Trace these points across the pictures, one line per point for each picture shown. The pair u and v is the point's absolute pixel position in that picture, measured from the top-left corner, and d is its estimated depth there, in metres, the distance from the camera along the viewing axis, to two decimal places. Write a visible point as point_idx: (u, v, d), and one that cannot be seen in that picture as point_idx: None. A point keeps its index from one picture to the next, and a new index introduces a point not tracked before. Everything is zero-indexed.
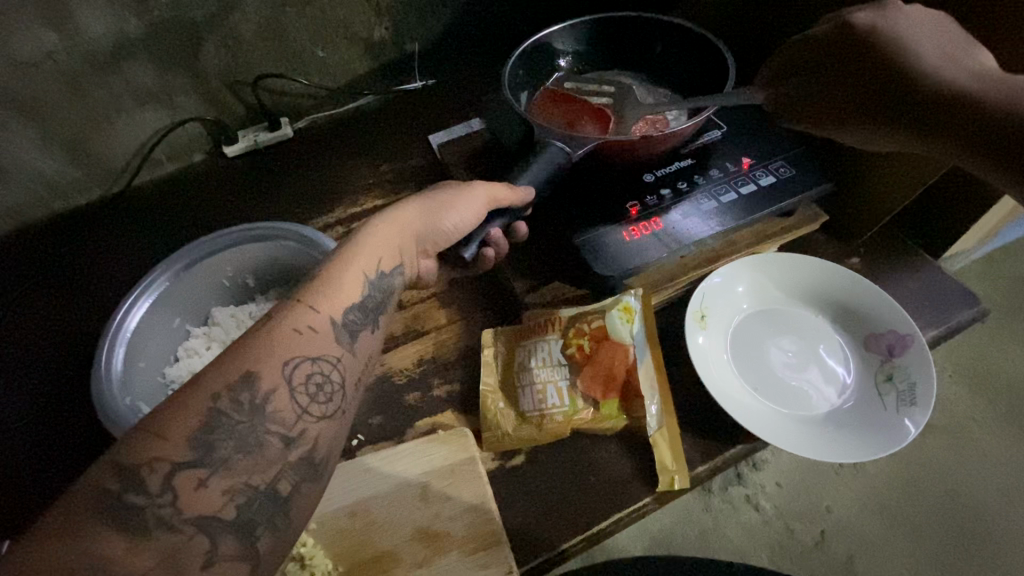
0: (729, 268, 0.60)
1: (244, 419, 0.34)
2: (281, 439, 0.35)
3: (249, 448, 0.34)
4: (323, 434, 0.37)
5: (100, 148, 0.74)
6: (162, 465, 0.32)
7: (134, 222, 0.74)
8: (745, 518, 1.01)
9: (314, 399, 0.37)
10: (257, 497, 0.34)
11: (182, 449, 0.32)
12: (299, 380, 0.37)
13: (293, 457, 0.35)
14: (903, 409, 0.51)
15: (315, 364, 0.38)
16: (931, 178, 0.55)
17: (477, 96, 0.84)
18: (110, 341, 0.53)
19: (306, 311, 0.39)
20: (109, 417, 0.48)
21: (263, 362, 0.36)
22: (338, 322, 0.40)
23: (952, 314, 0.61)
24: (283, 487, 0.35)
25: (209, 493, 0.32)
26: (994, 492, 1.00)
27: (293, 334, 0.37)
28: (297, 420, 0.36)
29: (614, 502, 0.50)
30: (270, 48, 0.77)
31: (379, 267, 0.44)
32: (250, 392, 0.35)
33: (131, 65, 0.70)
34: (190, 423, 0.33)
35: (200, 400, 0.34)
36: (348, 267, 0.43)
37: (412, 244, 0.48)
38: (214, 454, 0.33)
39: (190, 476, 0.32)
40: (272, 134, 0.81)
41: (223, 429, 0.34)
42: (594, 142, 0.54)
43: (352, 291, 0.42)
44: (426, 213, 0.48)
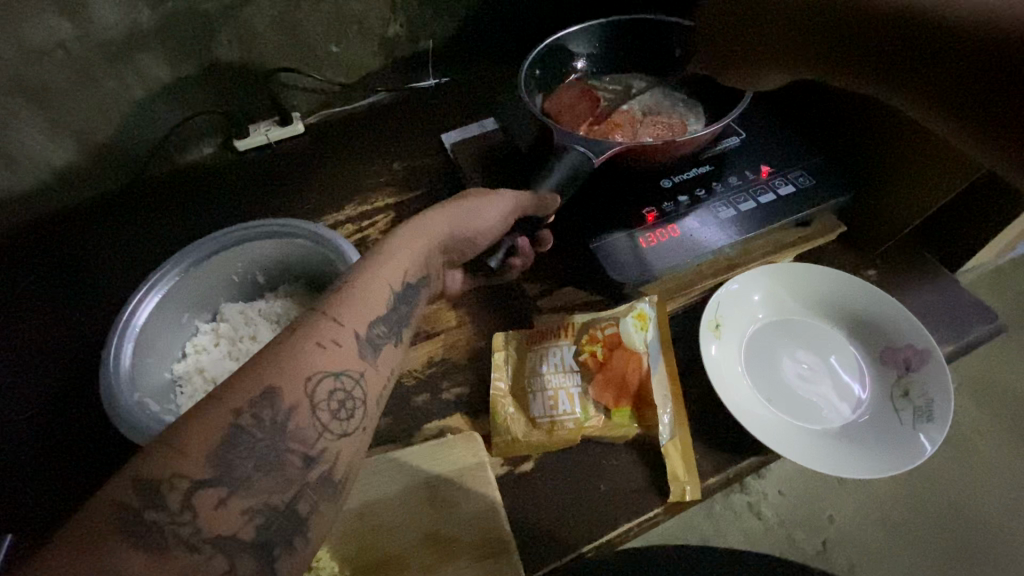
0: (745, 276, 0.60)
1: (265, 437, 0.33)
2: (301, 457, 0.34)
3: (270, 466, 0.33)
4: (343, 451, 0.36)
5: (110, 139, 0.74)
6: (181, 482, 0.31)
7: (144, 214, 0.74)
8: (746, 524, 1.01)
9: (336, 416, 0.35)
10: (276, 518, 0.33)
11: (202, 467, 0.31)
12: (320, 396, 0.35)
13: (312, 476, 0.34)
14: (919, 425, 0.51)
15: (337, 380, 0.36)
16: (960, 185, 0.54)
17: (491, 96, 0.84)
18: (119, 336, 0.52)
19: (329, 324, 0.37)
20: (118, 414, 0.47)
21: (284, 377, 0.34)
22: (362, 336, 0.38)
23: (970, 329, 0.60)
24: (303, 507, 0.33)
25: (229, 513, 0.31)
26: (1000, 506, 0.99)
27: (317, 348, 0.36)
28: (318, 438, 0.35)
29: (627, 515, 0.50)
30: (282, 41, 0.76)
31: (405, 277, 0.43)
32: (271, 409, 0.33)
33: (143, 56, 0.69)
34: (209, 440, 0.32)
35: (220, 415, 0.32)
36: (373, 278, 0.41)
37: (436, 253, 0.46)
38: (234, 472, 0.32)
39: (210, 494, 0.31)
40: (283, 129, 0.80)
41: (244, 446, 0.32)
42: (615, 145, 0.53)
43: (377, 303, 0.40)
44: (451, 221, 0.46)
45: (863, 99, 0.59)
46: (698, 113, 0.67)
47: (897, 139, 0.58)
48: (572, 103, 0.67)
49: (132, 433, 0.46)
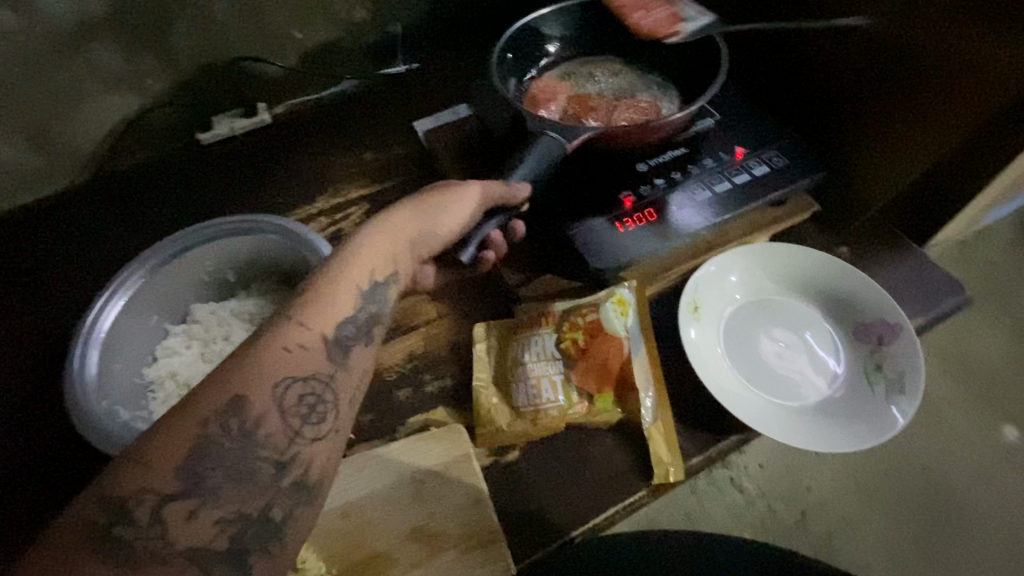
0: (722, 258, 0.60)
1: (234, 446, 0.32)
2: (274, 464, 0.33)
3: (240, 475, 0.32)
4: (318, 454, 0.34)
5: (67, 135, 0.71)
6: (150, 496, 0.30)
7: (105, 212, 0.71)
8: (729, 499, 1.03)
9: (307, 420, 0.34)
10: (250, 527, 0.32)
11: (170, 480, 0.30)
12: (289, 402, 0.34)
13: (286, 482, 0.33)
14: (892, 398, 0.52)
15: (306, 385, 0.35)
16: (933, 157, 0.54)
17: (464, 81, 0.82)
18: (82, 342, 0.50)
19: (295, 328, 0.36)
20: (83, 422, 0.46)
21: (252, 384, 0.33)
22: (330, 338, 0.37)
23: (939, 301, 0.61)
24: (277, 514, 0.32)
25: (201, 524, 0.30)
26: (967, 469, 1.04)
27: (283, 353, 0.35)
28: (290, 444, 0.33)
29: (611, 498, 0.50)
30: (245, 28, 0.73)
31: (372, 276, 0.41)
32: (240, 417, 0.32)
33: (98, 47, 0.66)
34: (177, 452, 0.31)
35: (188, 426, 0.31)
36: (343, 278, 0.40)
37: (407, 250, 0.44)
38: (204, 482, 0.31)
39: (180, 506, 0.30)
40: (249, 121, 0.78)
41: (213, 456, 0.31)
42: (587, 131, 0.52)
43: (344, 303, 0.39)
44: (422, 217, 0.45)
45: (835, 78, 0.59)
46: (671, 97, 0.66)
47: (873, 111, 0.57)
48: (547, 90, 0.66)
49: (98, 441, 0.45)
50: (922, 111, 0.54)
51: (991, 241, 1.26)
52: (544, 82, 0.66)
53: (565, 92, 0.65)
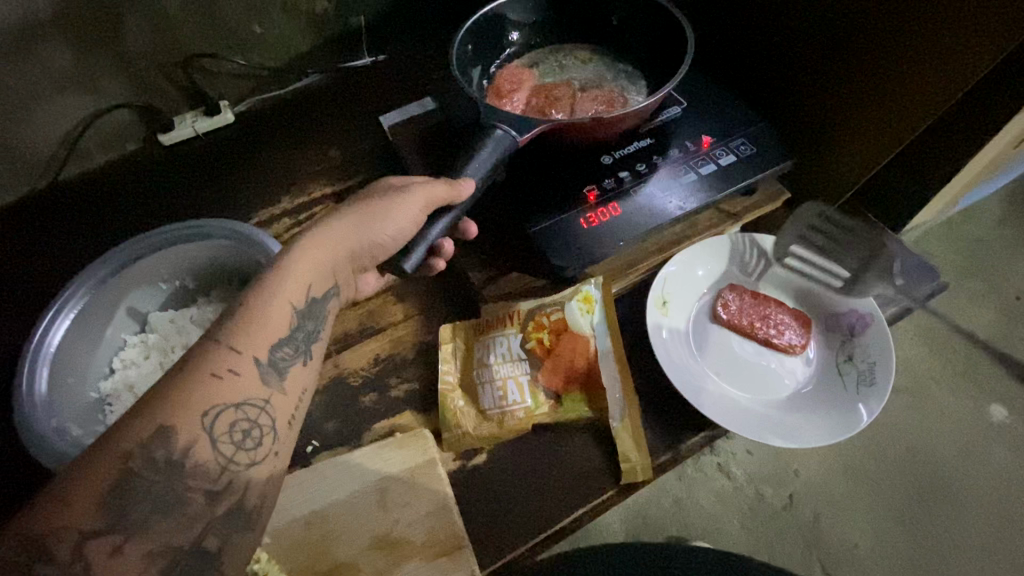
0: (689, 251, 0.59)
1: (161, 479, 0.31)
2: (204, 494, 0.32)
3: (168, 507, 0.31)
4: (254, 480, 0.34)
5: (20, 139, 0.68)
6: (69, 534, 0.28)
7: (64, 218, 0.69)
8: (716, 485, 1.03)
9: (241, 447, 0.33)
10: (181, 559, 0.31)
11: (92, 516, 0.29)
12: (222, 430, 0.33)
13: (220, 510, 0.33)
14: (862, 390, 0.51)
15: (240, 411, 0.34)
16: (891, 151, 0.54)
17: (431, 71, 0.79)
18: (30, 360, 0.49)
19: (224, 352, 0.34)
20: (32, 442, 0.45)
21: (177, 414, 0.32)
22: (263, 361, 0.36)
23: (913, 290, 0.60)
24: (212, 542, 0.32)
25: (128, 558, 0.29)
26: (953, 450, 1.03)
27: (212, 380, 0.33)
28: (223, 472, 0.33)
29: (576, 500, 0.49)
30: (201, 24, 0.70)
31: (309, 293, 0.40)
32: (166, 449, 0.31)
33: (45, 47, 0.63)
34: (99, 486, 0.30)
35: (110, 460, 0.30)
36: (279, 293, 0.38)
37: (348, 262, 0.43)
38: (128, 518, 0.30)
39: (101, 544, 0.29)
40: (210, 120, 0.75)
41: (138, 490, 0.30)
42: (541, 124, 0.49)
43: (277, 323, 0.37)
44: (358, 228, 0.43)
45: (803, 63, 0.58)
46: (639, 87, 0.64)
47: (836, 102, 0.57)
48: (511, 79, 0.64)
49: (47, 461, 0.44)
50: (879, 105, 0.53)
51: (978, 220, 1.25)
52: (509, 73, 0.64)
53: (529, 84, 0.63)
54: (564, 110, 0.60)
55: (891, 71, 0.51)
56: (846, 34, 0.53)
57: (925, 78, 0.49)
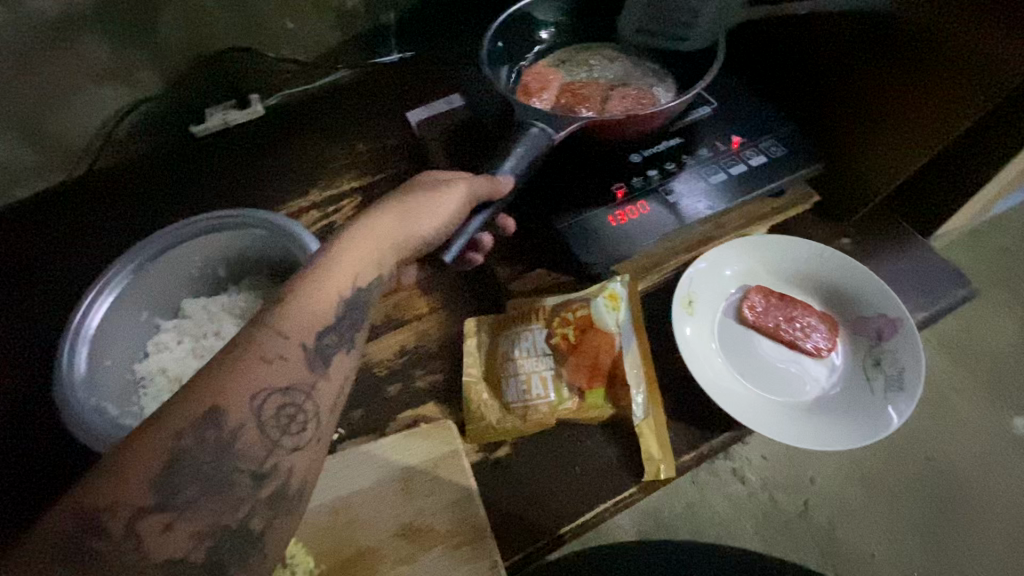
0: (718, 251, 0.59)
1: (211, 458, 0.32)
2: (251, 476, 0.33)
3: (217, 487, 0.32)
4: (297, 465, 0.34)
5: (58, 129, 0.70)
6: (124, 509, 0.29)
7: (98, 207, 0.70)
8: (730, 489, 1.02)
9: (286, 431, 0.34)
10: (228, 538, 0.31)
11: (145, 492, 0.30)
12: (269, 412, 0.34)
13: (265, 493, 0.33)
14: (890, 395, 0.51)
15: (285, 394, 0.35)
16: (911, 165, 0.55)
17: (457, 69, 0.80)
18: (70, 340, 0.50)
19: (273, 337, 0.35)
20: (72, 420, 0.46)
21: (227, 395, 0.32)
22: (310, 346, 0.37)
23: (943, 296, 0.60)
24: (256, 524, 0.32)
25: (178, 535, 0.30)
26: (975, 462, 1.02)
27: (261, 363, 0.34)
28: (269, 455, 0.33)
29: (600, 496, 0.50)
30: (234, 19, 0.72)
31: (354, 282, 0.40)
32: (215, 430, 0.32)
33: (84, 40, 0.65)
34: (151, 464, 0.30)
35: (162, 439, 0.31)
36: (322, 280, 0.39)
37: (392, 254, 0.44)
38: (179, 495, 0.31)
39: (154, 520, 0.30)
40: (243, 112, 0.77)
41: (189, 469, 0.31)
42: (576, 122, 0.50)
43: (323, 309, 0.38)
44: (402, 221, 0.44)
45: (830, 71, 0.58)
46: (668, 84, 0.64)
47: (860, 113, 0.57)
48: (541, 76, 0.64)
49: (86, 439, 0.45)
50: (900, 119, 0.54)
51: (1004, 229, 1.22)
52: (537, 71, 0.64)
53: (558, 83, 0.63)
54: (594, 109, 0.61)
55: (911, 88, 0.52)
56: (881, 35, 0.52)
57: (960, 83, 0.48)
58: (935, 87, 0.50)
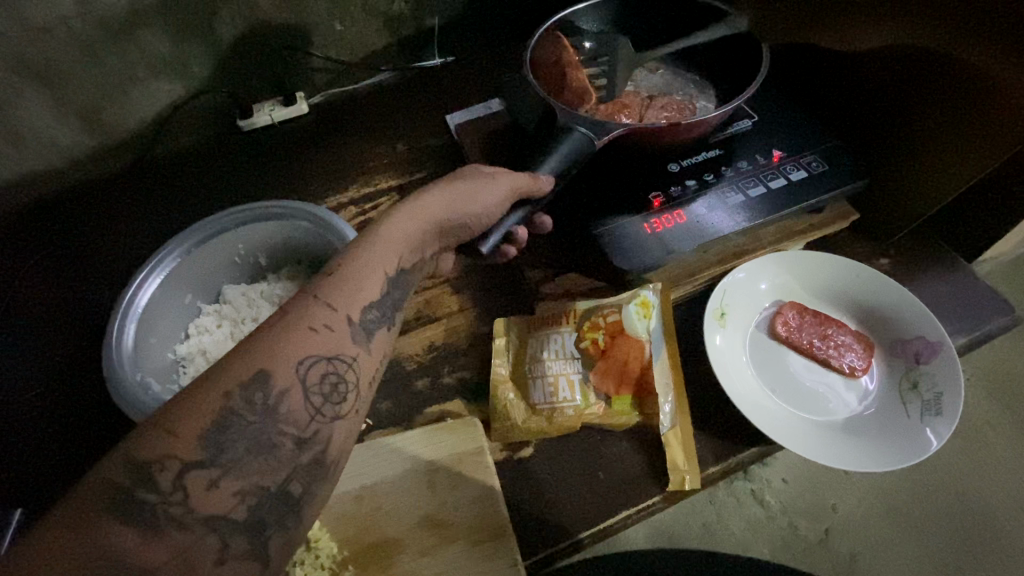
0: (753, 264, 0.59)
1: (257, 420, 0.33)
2: (294, 440, 0.34)
3: (261, 449, 0.33)
4: (337, 434, 0.35)
5: (115, 118, 0.73)
6: (173, 463, 0.31)
7: (147, 194, 0.73)
8: (748, 512, 1.00)
9: (328, 399, 0.35)
10: (268, 499, 0.32)
11: (194, 448, 0.31)
12: (312, 381, 0.35)
13: (305, 458, 0.34)
14: (927, 418, 0.50)
15: (330, 364, 0.36)
16: (944, 198, 0.55)
17: (496, 76, 0.82)
18: (120, 318, 0.52)
19: (322, 309, 0.37)
20: (118, 393, 0.48)
21: (276, 360, 0.34)
22: (356, 321, 0.38)
23: (984, 321, 0.58)
24: (295, 488, 0.33)
25: (222, 493, 0.31)
26: (1008, 500, 0.98)
27: (310, 333, 0.36)
28: (311, 421, 0.35)
29: (623, 500, 0.50)
30: (287, 20, 0.75)
31: (399, 264, 0.42)
32: (263, 393, 0.33)
33: (147, 34, 0.68)
34: (201, 422, 0.32)
35: (212, 398, 0.32)
36: (369, 265, 0.40)
37: (434, 239, 0.46)
38: (226, 453, 0.32)
39: (202, 475, 0.31)
40: (287, 109, 0.79)
41: (235, 429, 0.32)
42: (619, 127, 0.51)
43: (372, 288, 0.40)
44: (448, 209, 0.45)
45: (867, 100, 0.58)
46: (709, 96, 0.65)
47: (894, 146, 0.58)
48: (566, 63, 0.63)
49: (131, 411, 0.47)
50: (931, 154, 0.55)
51: None
52: (561, 59, 0.63)
53: (580, 71, 0.62)
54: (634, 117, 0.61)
55: (938, 124, 0.53)
56: (928, 60, 0.51)
57: (984, 118, 0.49)
58: (970, 116, 0.50)
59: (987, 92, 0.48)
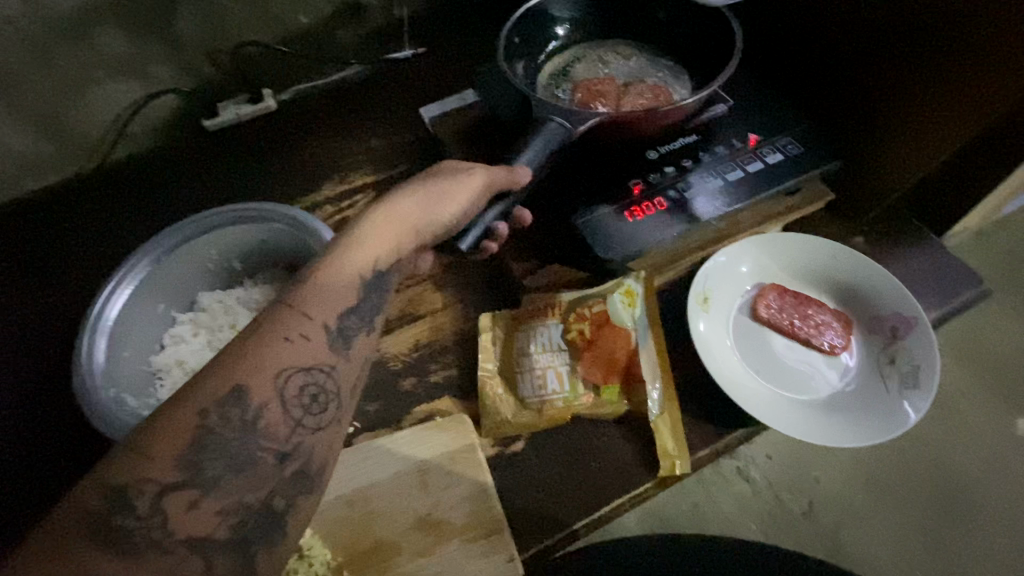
0: (733, 248, 0.60)
1: (236, 436, 0.32)
2: (275, 455, 0.33)
3: (242, 465, 0.32)
4: (318, 447, 0.34)
5: (72, 122, 0.70)
6: (149, 487, 0.30)
7: (109, 200, 0.70)
8: (736, 489, 1.02)
9: (309, 411, 0.34)
10: (252, 516, 0.32)
11: (171, 470, 0.30)
12: (291, 392, 0.34)
13: (288, 472, 0.33)
14: (906, 392, 0.51)
15: (309, 374, 0.35)
16: (913, 179, 0.57)
17: (469, 65, 0.81)
18: (90, 331, 0.50)
19: (298, 317, 0.36)
20: (91, 410, 0.46)
21: (252, 374, 0.33)
22: (332, 328, 0.37)
23: (956, 294, 0.60)
24: (280, 503, 0.33)
25: (203, 513, 0.31)
26: (981, 462, 1.02)
27: (283, 343, 0.35)
28: (292, 434, 0.34)
29: (616, 490, 0.50)
30: (250, 13, 0.72)
31: (374, 265, 0.41)
32: (240, 408, 0.32)
33: (102, 32, 0.65)
34: (177, 442, 0.31)
35: (188, 416, 0.31)
36: (342, 269, 0.40)
37: (409, 239, 0.44)
38: (204, 473, 0.31)
39: (180, 496, 0.30)
40: (254, 107, 0.76)
41: (214, 447, 0.31)
42: (595, 117, 0.50)
43: (346, 293, 0.39)
44: (424, 206, 0.44)
45: (839, 82, 0.59)
46: (682, 82, 0.65)
47: (864, 129, 0.58)
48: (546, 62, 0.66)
49: (106, 429, 0.45)
50: (900, 136, 0.56)
51: (1011, 230, 1.21)
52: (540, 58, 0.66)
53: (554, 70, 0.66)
54: (608, 104, 0.60)
55: (906, 105, 0.54)
56: (911, 40, 0.51)
57: (951, 101, 0.50)
58: (938, 99, 0.51)
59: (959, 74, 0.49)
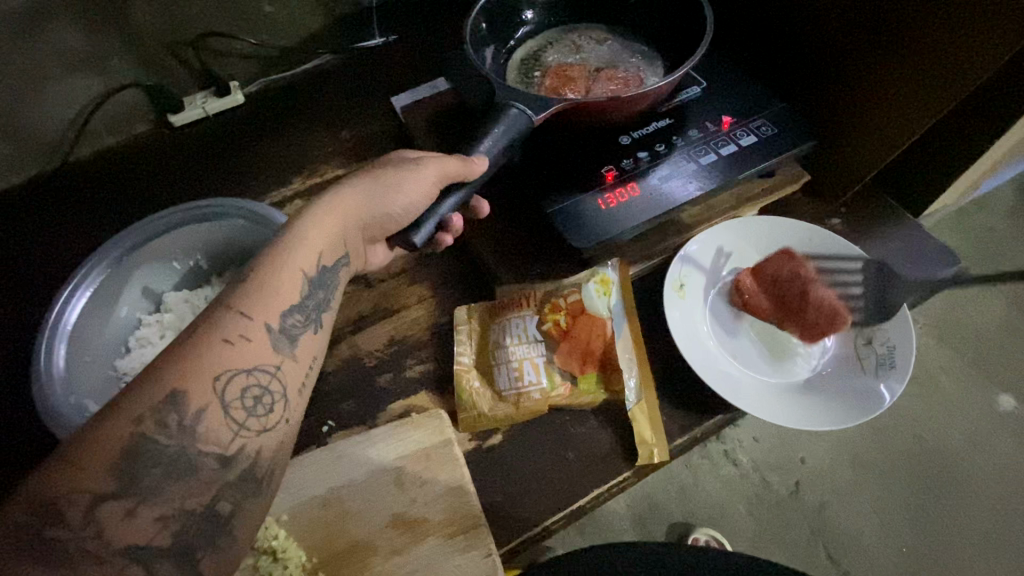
0: (706, 233, 0.59)
1: (173, 443, 0.32)
2: (217, 459, 0.33)
3: (181, 471, 0.32)
4: (265, 447, 0.35)
5: (29, 121, 0.68)
6: (82, 497, 0.30)
7: (70, 200, 0.68)
8: (723, 472, 1.03)
9: (252, 413, 0.34)
10: (193, 521, 0.32)
11: (105, 479, 0.30)
12: (232, 395, 0.34)
13: (231, 476, 0.33)
14: (881, 373, 0.51)
15: (251, 376, 0.35)
16: (879, 163, 0.57)
17: (441, 54, 0.79)
18: (49, 337, 0.49)
19: (237, 319, 0.35)
20: (53, 418, 0.46)
21: (190, 378, 0.33)
22: (275, 328, 0.37)
23: (926, 271, 0.60)
24: (224, 507, 0.33)
25: (140, 521, 0.31)
26: (961, 439, 1.03)
27: (224, 345, 0.34)
28: (234, 437, 0.34)
29: (593, 482, 0.49)
30: (211, 4, 0.69)
31: (320, 261, 0.41)
32: (178, 414, 0.32)
33: (55, 28, 0.62)
34: (110, 451, 0.31)
35: (123, 424, 0.31)
36: (286, 266, 0.39)
37: (356, 231, 0.45)
38: (141, 481, 0.31)
39: (116, 506, 0.30)
40: (222, 100, 0.75)
41: (150, 454, 0.31)
42: (560, 103, 0.49)
43: (288, 291, 0.38)
44: (373, 200, 0.44)
45: (808, 66, 0.59)
46: (655, 67, 0.63)
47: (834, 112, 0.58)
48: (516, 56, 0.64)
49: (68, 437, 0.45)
50: (867, 120, 0.56)
51: (989, 209, 1.22)
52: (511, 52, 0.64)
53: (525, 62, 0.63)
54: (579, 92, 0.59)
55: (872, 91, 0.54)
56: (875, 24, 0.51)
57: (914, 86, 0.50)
58: (903, 83, 0.51)
59: (923, 59, 0.49)
